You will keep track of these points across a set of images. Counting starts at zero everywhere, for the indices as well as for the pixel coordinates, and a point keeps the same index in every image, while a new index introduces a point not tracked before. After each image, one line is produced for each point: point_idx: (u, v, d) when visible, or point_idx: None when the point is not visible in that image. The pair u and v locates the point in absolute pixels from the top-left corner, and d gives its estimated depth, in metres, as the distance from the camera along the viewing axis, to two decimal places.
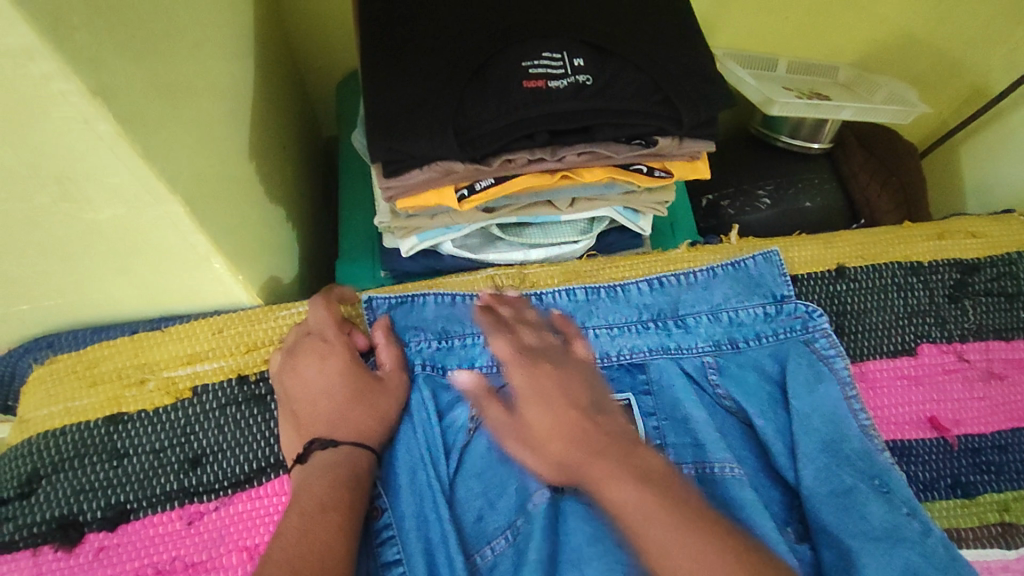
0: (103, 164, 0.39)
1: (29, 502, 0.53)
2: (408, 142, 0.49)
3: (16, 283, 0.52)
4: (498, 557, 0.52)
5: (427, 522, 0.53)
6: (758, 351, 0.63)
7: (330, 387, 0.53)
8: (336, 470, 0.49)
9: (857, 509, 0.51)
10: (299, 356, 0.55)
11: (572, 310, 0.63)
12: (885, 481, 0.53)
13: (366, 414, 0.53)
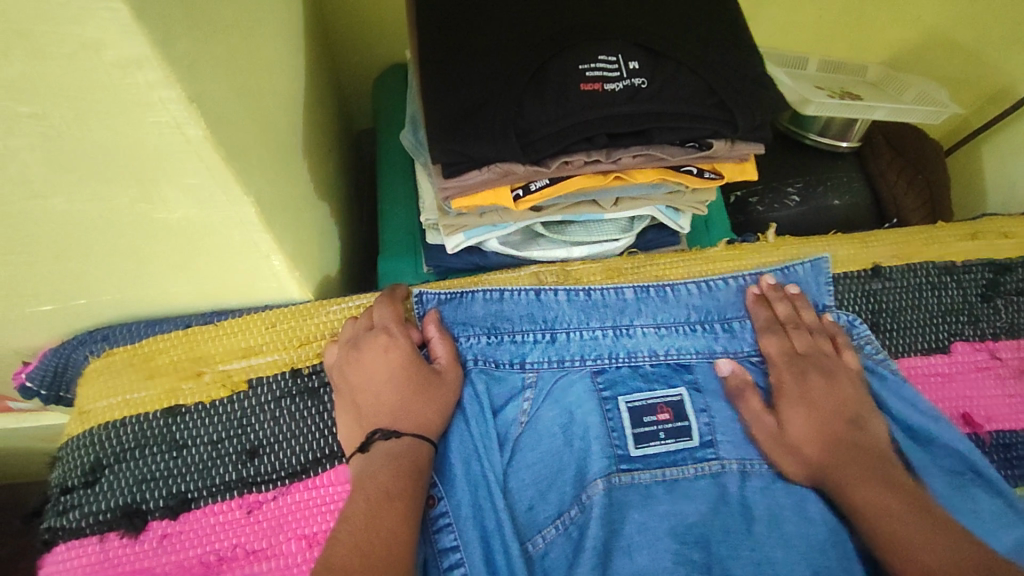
0: (186, 166, 0.40)
1: (95, 490, 0.55)
2: (468, 145, 0.50)
3: (80, 276, 0.53)
4: (552, 544, 0.55)
5: (482, 510, 0.55)
6: None
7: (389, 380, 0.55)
8: (400, 460, 0.51)
9: (968, 494, 0.56)
10: (359, 348, 0.56)
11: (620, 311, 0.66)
12: (979, 471, 0.58)
13: (422, 407, 0.55)
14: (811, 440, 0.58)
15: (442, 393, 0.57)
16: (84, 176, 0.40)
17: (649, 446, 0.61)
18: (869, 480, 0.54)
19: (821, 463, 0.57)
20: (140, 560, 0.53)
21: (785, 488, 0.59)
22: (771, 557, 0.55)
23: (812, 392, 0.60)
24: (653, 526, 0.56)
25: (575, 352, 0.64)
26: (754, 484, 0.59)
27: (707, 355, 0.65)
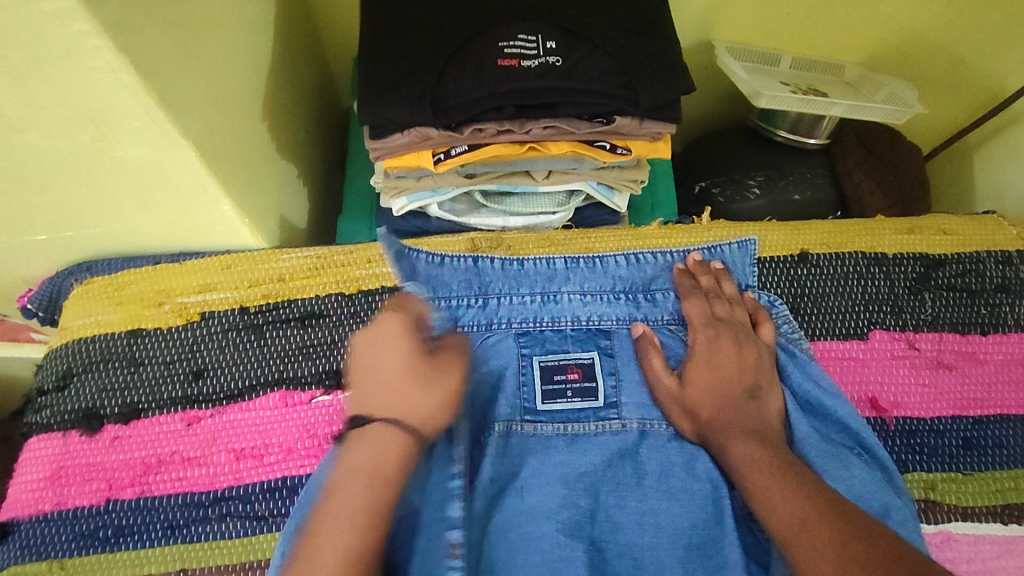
0: (130, 109, 0.48)
1: (64, 394, 0.63)
2: (390, 109, 0.56)
3: (62, 210, 0.62)
4: None
5: None
6: None
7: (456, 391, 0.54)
8: (375, 455, 0.50)
9: (844, 460, 0.58)
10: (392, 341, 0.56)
11: (541, 277, 0.69)
12: (864, 447, 0.61)
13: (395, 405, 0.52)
14: (707, 401, 0.61)
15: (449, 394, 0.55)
16: (47, 115, 0.48)
17: (556, 402, 0.65)
18: (752, 446, 0.56)
19: (713, 426, 0.60)
20: (94, 455, 0.61)
21: (678, 447, 0.63)
22: (654, 508, 0.59)
23: (713, 361, 0.63)
24: (544, 471, 0.60)
25: (504, 316, 0.68)
26: (650, 444, 0.63)
27: (627, 322, 0.68)
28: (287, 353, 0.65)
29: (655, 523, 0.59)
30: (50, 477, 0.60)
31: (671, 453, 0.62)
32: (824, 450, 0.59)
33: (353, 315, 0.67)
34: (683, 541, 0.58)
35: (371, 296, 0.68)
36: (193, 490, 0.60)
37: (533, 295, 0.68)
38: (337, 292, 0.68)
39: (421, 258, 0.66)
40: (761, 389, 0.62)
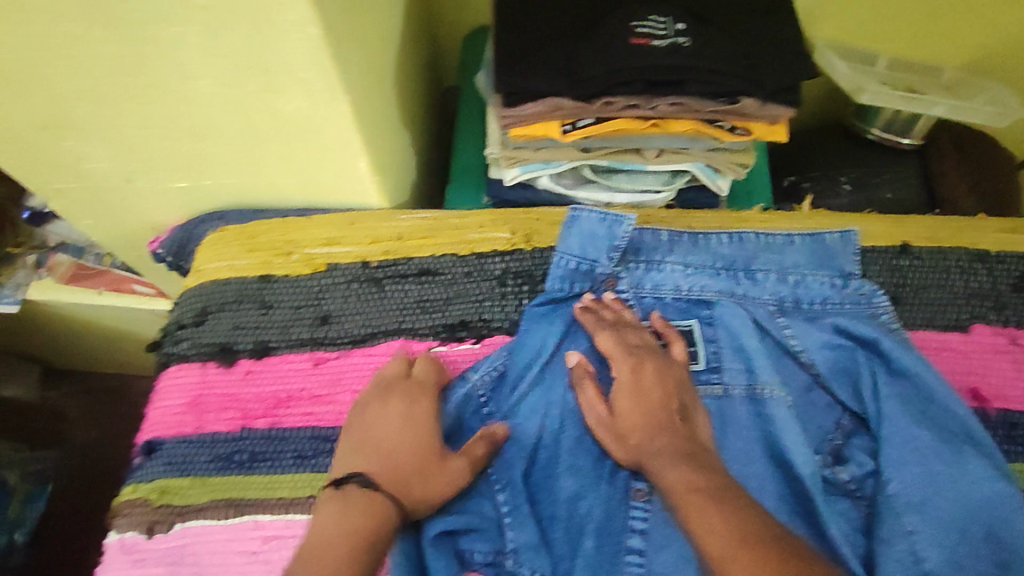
0: (305, 61, 0.52)
1: (202, 328, 0.69)
2: (528, 78, 0.60)
3: (212, 159, 0.68)
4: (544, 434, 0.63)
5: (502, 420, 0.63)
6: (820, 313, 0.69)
7: (636, 395, 0.61)
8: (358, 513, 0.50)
9: (954, 448, 0.58)
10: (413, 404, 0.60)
11: (587, 236, 0.65)
12: (973, 436, 0.60)
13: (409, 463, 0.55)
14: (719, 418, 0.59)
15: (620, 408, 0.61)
16: (230, 63, 0.53)
17: None
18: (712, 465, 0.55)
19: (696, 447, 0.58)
20: (229, 386, 0.66)
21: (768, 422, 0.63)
22: (760, 476, 0.61)
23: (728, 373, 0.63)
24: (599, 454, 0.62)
25: (610, 276, 0.67)
26: (758, 410, 0.63)
27: (728, 296, 0.69)
28: (405, 307, 0.70)
29: (760, 486, 0.60)
30: (191, 403, 0.66)
31: (782, 418, 0.61)
32: (929, 438, 0.58)
33: (466, 276, 0.71)
34: (788, 510, 0.59)
35: (484, 258, 0.72)
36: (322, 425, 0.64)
37: (582, 256, 0.65)
38: (452, 253, 0.72)
39: (594, 215, 0.63)
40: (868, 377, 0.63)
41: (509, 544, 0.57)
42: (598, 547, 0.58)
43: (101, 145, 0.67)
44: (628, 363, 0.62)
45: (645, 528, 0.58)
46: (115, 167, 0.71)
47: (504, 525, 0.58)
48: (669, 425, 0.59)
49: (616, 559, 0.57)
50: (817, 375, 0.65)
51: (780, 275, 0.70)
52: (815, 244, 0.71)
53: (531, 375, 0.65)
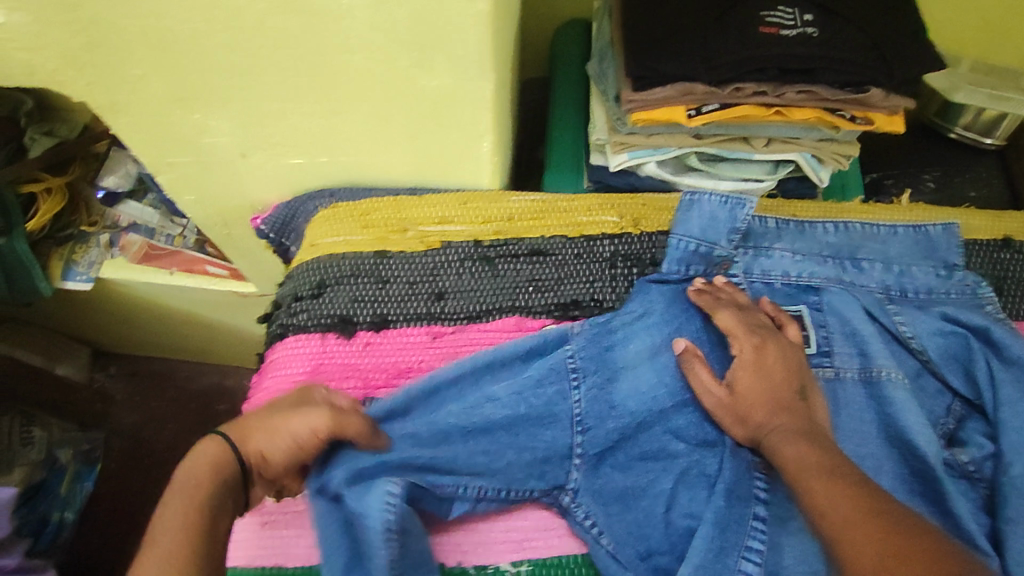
0: (464, 34, 0.55)
1: (319, 300, 0.70)
2: (662, 62, 0.62)
3: (336, 134, 0.69)
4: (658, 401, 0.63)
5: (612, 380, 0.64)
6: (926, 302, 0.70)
7: (759, 371, 0.62)
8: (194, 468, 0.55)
9: None
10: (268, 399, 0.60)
11: (708, 219, 0.68)
12: None
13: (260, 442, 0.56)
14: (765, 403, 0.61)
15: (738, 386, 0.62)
16: (390, 36, 0.56)
17: None
18: (806, 449, 0.57)
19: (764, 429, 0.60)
20: (350, 357, 0.68)
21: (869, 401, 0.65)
22: (876, 456, 0.62)
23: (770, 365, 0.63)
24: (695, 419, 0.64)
25: (721, 261, 0.69)
26: (873, 393, 0.64)
27: (836, 282, 0.70)
28: (517, 285, 0.71)
29: (875, 467, 0.62)
30: (313, 372, 0.67)
31: (901, 401, 0.62)
32: None
33: (576, 257, 0.72)
34: (906, 489, 0.61)
35: (593, 241, 0.73)
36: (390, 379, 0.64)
37: (702, 238, 0.69)
38: (563, 235, 0.73)
39: (717, 198, 0.68)
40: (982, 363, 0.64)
41: (571, 483, 0.62)
42: (727, 506, 0.59)
43: (227, 118, 0.69)
44: (753, 341, 0.63)
45: (768, 497, 0.61)
46: (233, 142, 0.73)
47: (573, 466, 0.62)
48: (789, 404, 0.60)
49: (743, 522, 0.59)
50: (928, 363, 0.66)
51: (886, 265, 0.71)
52: (919, 236, 0.73)
53: (637, 341, 0.66)
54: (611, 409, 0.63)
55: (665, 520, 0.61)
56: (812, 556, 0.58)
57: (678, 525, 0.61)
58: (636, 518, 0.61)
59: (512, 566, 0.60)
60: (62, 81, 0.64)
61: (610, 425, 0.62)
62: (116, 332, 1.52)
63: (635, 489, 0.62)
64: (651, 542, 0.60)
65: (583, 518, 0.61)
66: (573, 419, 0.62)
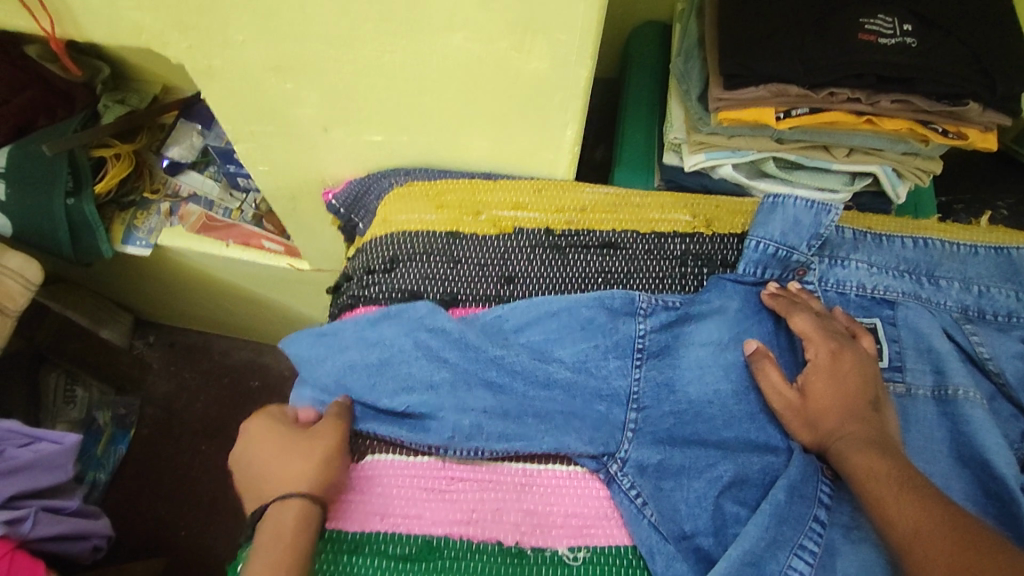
0: (568, 19, 0.56)
1: (390, 274, 0.71)
2: (756, 61, 0.62)
3: (421, 114, 0.71)
4: (721, 393, 0.63)
5: (676, 366, 0.65)
6: (1005, 325, 0.69)
7: (832, 377, 0.61)
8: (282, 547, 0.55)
9: None
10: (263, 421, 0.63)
11: (791, 223, 0.68)
12: None
13: (305, 468, 0.58)
14: (832, 412, 0.60)
15: (811, 391, 0.61)
16: (493, 18, 0.57)
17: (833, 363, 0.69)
18: (877, 458, 0.55)
19: (835, 435, 0.59)
20: None
21: (942, 416, 0.63)
22: (946, 474, 0.61)
23: (839, 374, 0.62)
24: (758, 413, 0.63)
25: (796, 266, 0.69)
26: (947, 411, 0.63)
27: (912, 298, 0.69)
28: (587, 275, 0.71)
29: (945, 486, 0.60)
30: None
31: (977, 420, 0.61)
32: None
33: (646, 252, 0.72)
34: (977, 510, 0.59)
35: (664, 238, 0.73)
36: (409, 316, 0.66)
37: (782, 242, 0.68)
38: (634, 229, 0.73)
39: (801, 203, 0.67)
40: None
41: (621, 452, 0.61)
42: (789, 501, 0.57)
43: (316, 89, 0.71)
44: (829, 346, 0.63)
45: (830, 502, 0.59)
46: (319, 114, 0.75)
47: (624, 436, 0.62)
48: (861, 412, 0.59)
49: (802, 520, 0.57)
50: (1005, 388, 0.65)
51: (964, 285, 0.70)
52: (1001, 259, 0.71)
53: (708, 333, 0.66)
54: (669, 393, 0.63)
55: (715, 503, 0.59)
56: (874, 567, 0.56)
57: (726, 510, 0.59)
58: (686, 497, 0.59)
59: (570, 552, 0.59)
60: (168, 42, 0.67)
61: (666, 409, 0.63)
62: (164, 303, 1.55)
63: (689, 469, 0.60)
64: (697, 520, 0.59)
65: (629, 489, 0.60)
66: (629, 396, 0.64)
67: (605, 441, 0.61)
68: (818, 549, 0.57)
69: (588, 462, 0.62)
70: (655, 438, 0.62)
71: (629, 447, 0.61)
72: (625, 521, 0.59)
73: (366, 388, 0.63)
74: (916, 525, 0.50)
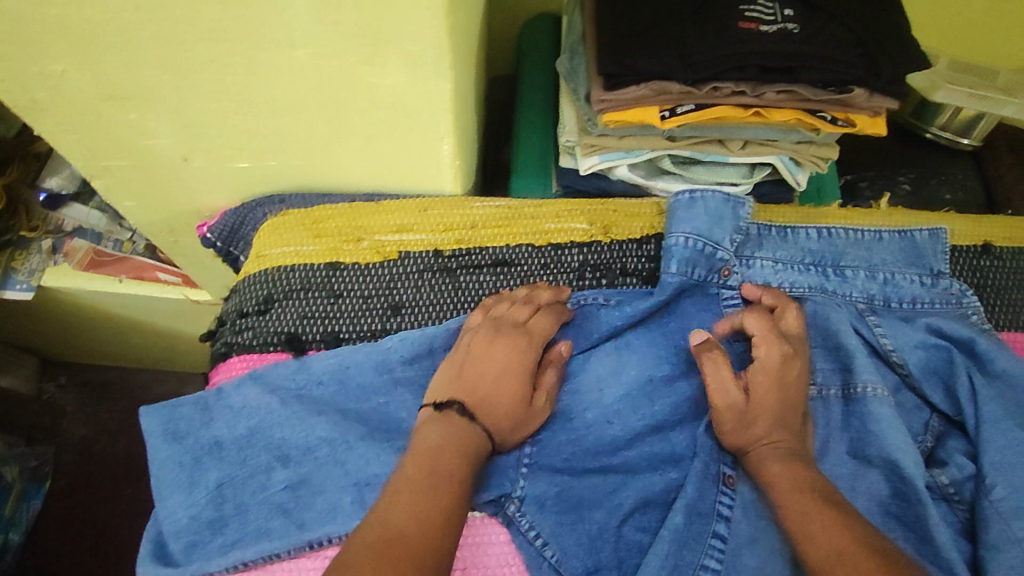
0: (419, 33, 0.50)
1: (265, 318, 0.65)
2: (634, 59, 0.58)
3: (282, 137, 0.64)
4: (625, 415, 0.59)
5: (576, 396, 0.61)
6: (910, 313, 0.67)
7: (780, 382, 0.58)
8: (464, 432, 0.55)
9: None
10: (493, 341, 0.59)
11: (715, 218, 0.65)
12: None
13: (522, 370, 0.59)
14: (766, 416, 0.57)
15: (756, 394, 0.58)
16: (334, 33, 0.51)
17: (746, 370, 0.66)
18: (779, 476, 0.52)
19: None
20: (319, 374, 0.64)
21: (851, 416, 0.61)
22: (853, 475, 0.59)
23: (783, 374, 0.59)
24: (662, 432, 0.60)
25: (714, 267, 0.66)
26: (856, 410, 0.61)
27: (818, 293, 0.67)
28: (477, 298, 0.67)
29: (854, 489, 0.58)
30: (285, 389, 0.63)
31: (882, 418, 0.60)
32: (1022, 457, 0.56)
33: (542, 267, 0.68)
34: (885, 513, 0.57)
35: (561, 250, 0.69)
36: (274, 378, 0.62)
37: (709, 237, 0.65)
38: (529, 243, 0.69)
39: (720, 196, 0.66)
40: (965, 384, 0.61)
41: (518, 490, 0.56)
42: (687, 523, 0.54)
43: (162, 120, 0.63)
44: (771, 339, 0.59)
45: (731, 513, 0.56)
46: (174, 145, 0.66)
47: (518, 474, 0.57)
48: (788, 422, 0.57)
49: (701, 539, 0.54)
50: (910, 380, 0.64)
51: (870, 273, 0.69)
52: (906, 244, 0.70)
53: (607, 360, 0.62)
54: (568, 423, 0.59)
55: (617, 533, 0.55)
56: None
57: (629, 538, 0.55)
58: (586, 530, 0.55)
59: None
60: None
61: (563, 437, 0.59)
62: (71, 343, 1.44)
63: (590, 499, 0.56)
64: (600, 554, 0.55)
65: (528, 529, 0.55)
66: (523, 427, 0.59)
67: (498, 482, 0.56)
68: (719, 566, 0.54)
69: (486, 506, 0.56)
70: (558, 473, 0.57)
71: (526, 485, 0.56)
72: (527, 565, 0.55)
73: (228, 469, 0.58)
74: (837, 545, 0.47)
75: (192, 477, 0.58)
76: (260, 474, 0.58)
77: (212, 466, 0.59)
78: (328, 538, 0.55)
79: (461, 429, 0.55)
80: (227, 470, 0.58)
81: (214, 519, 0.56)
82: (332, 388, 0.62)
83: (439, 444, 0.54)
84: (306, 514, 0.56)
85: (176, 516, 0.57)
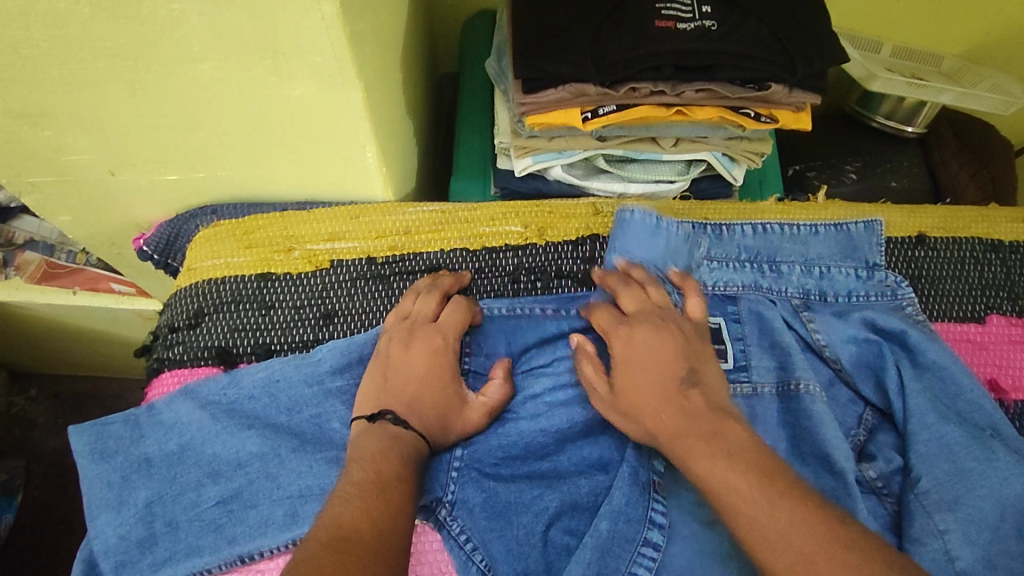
0: (319, 43, 0.49)
1: (195, 332, 0.65)
2: (550, 61, 0.58)
3: (204, 149, 0.63)
4: (557, 420, 0.60)
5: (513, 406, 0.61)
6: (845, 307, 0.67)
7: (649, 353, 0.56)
8: (403, 442, 0.53)
9: (986, 450, 0.57)
10: (410, 345, 0.60)
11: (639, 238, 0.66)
12: (998, 430, 0.59)
13: (444, 375, 0.59)
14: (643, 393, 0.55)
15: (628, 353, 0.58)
16: (234, 45, 0.50)
17: None
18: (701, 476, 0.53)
19: None
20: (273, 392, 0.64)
21: (784, 412, 0.62)
22: None
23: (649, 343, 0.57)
24: (591, 436, 0.61)
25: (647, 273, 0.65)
26: (788, 405, 0.62)
27: (755, 289, 0.68)
28: None
29: None
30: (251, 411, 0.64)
31: (813, 414, 0.60)
32: (945, 446, 0.57)
33: (476, 272, 0.68)
34: None
35: (495, 253, 0.68)
36: (205, 394, 0.61)
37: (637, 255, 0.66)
38: (462, 247, 0.69)
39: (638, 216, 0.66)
40: (895, 377, 0.61)
41: (449, 495, 0.56)
42: (613, 529, 0.54)
43: (80, 136, 0.62)
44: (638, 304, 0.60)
45: (665, 521, 0.55)
46: (98, 160, 0.65)
47: (449, 478, 0.57)
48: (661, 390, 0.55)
49: (630, 545, 0.54)
50: (843, 374, 0.64)
51: (805, 268, 0.69)
52: (844, 237, 0.70)
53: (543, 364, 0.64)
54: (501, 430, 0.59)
55: (544, 537, 0.55)
56: None
57: (555, 541, 0.56)
58: (514, 535, 0.55)
59: None
60: None
61: (494, 442, 0.59)
62: (25, 369, 1.38)
63: (516, 504, 0.56)
64: (527, 561, 0.54)
65: (458, 534, 0.55)
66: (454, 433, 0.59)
67: (429, 486, 0.56)
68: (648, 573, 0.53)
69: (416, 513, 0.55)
70: (492, 480, 0.57)
71: (456, 492, 0.56)
72: (456, 569, 0.54)
73: (157, 487, 0.58)
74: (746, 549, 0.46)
75: (120, 494, 0.58)
76: (190, 492, 0.58)
77: (142, 484, 0.58)
78: (258, 552, 0.55)
79: (399, 433, 0.54)
80: (160, 486, 0.58)
81: (144, 537, 0.56)
82: (263, 403, 0.61)
83: (377, 449, 0.52)
84: (237, 528, 0.56)
85: (105, 536, 0.56)
